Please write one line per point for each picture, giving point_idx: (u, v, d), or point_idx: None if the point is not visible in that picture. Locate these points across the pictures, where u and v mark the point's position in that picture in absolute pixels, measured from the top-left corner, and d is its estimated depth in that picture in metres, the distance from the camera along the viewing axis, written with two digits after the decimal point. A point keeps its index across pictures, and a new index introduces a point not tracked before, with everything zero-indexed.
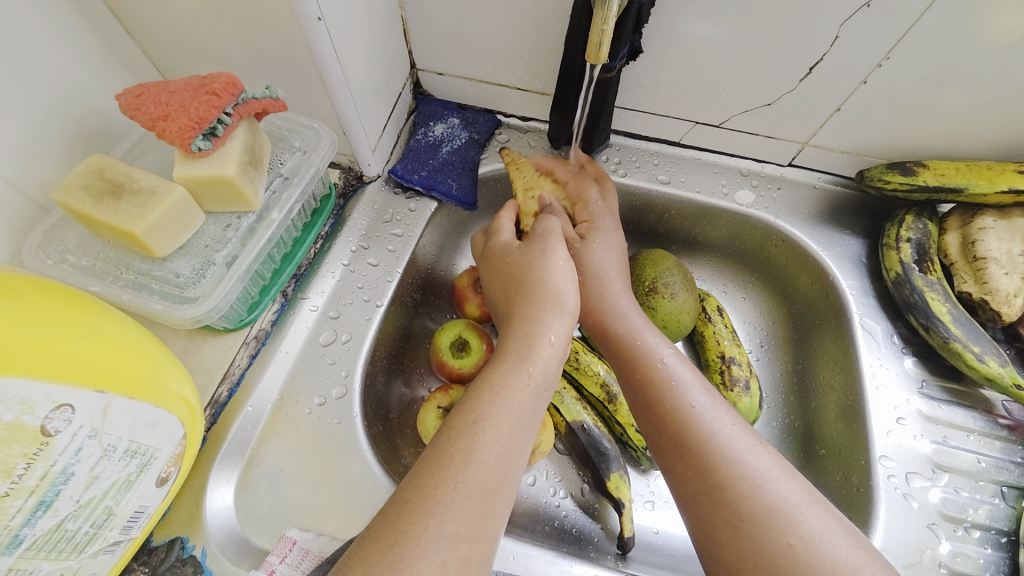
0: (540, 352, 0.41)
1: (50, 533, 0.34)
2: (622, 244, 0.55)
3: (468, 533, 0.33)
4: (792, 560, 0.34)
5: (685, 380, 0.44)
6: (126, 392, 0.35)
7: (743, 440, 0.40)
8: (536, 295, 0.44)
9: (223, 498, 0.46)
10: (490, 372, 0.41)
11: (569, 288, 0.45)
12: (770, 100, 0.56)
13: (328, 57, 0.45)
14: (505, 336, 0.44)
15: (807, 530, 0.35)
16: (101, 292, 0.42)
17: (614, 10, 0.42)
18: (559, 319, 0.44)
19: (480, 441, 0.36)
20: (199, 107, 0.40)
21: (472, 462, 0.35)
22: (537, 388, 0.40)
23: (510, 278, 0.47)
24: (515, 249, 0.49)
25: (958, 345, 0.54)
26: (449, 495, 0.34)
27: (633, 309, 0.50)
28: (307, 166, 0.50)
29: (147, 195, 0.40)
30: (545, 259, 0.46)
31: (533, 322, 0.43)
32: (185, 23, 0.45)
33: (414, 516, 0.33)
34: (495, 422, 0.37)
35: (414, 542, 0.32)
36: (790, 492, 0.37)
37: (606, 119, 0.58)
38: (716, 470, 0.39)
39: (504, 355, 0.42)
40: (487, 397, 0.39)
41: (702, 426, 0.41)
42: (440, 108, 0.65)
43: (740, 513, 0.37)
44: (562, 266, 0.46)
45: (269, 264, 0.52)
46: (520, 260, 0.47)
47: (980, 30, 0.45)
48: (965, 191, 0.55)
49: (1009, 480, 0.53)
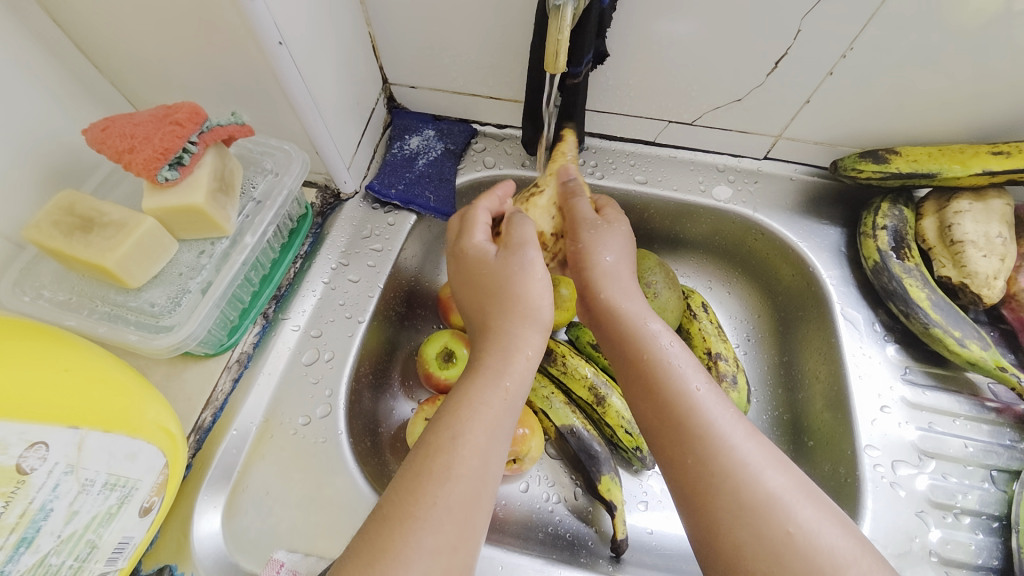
0: (516, 366, 0.42)
1: (34, 569, 0.34)
2: (630, 241, 0.51)
3: (448, 543, 0.34)
4: (792, 547, 0.35)
5: (685, 367, 0.42)
6: (101, 426, 0.36)
7: (741, 429, 0.40)
8: (511, 308, 0.44)
9: (210, 523, 0.46)
10: (468, 384, 0.41)
11: (546, 301, 0.44)
12: (740, 95, 0.56)
13: (293, 78, 0.46)
14: (482, 347, 0.43)
15: (804, 518, 0.36)
16: (77, 326, 0.42)
17: (569, 19, 0.43)
18: (531, 332, 0.43)
19: (458, 455, 0.37)
20: (164, 137, 0.40)
21: (451, 477, 0.36)
22: (514, 401, 0.41)
23: (485, 289, 0.46)
24: (492, 259, 0.47)
25: (938, 330, 0.54)
26: (428, 511, 0.34)
27: (635, 299, 0.47)
28: (279, 188, 0.51)
29: (117, 228, 0.41)
30: (523, 274, 0.45)
31: (509, 336, 0.43)
32: (150, 55, 0.45)
33: (393, 532, 0.33)
34: (474, 435, 0.38)
35: (396, 557, 0.32)
36: (785, 481, 0.37)
37: (578, 124, 0.58)
38: (714, 459, 0.38)
39: (479, 369, 0.41)
40: (464, 412, 0.39)
41: (702, 412, 0.40)
42: (415, 121, 0.66)
43: (739, 502, 0.36)
44: (542, 281, 0.45)
45: (247, 287, 0.53)
46: (494, 273, 0.46)
47: (940, 15, 0.45)
48: (938, 175, 0.55)
49: (998, 464, 0.53)
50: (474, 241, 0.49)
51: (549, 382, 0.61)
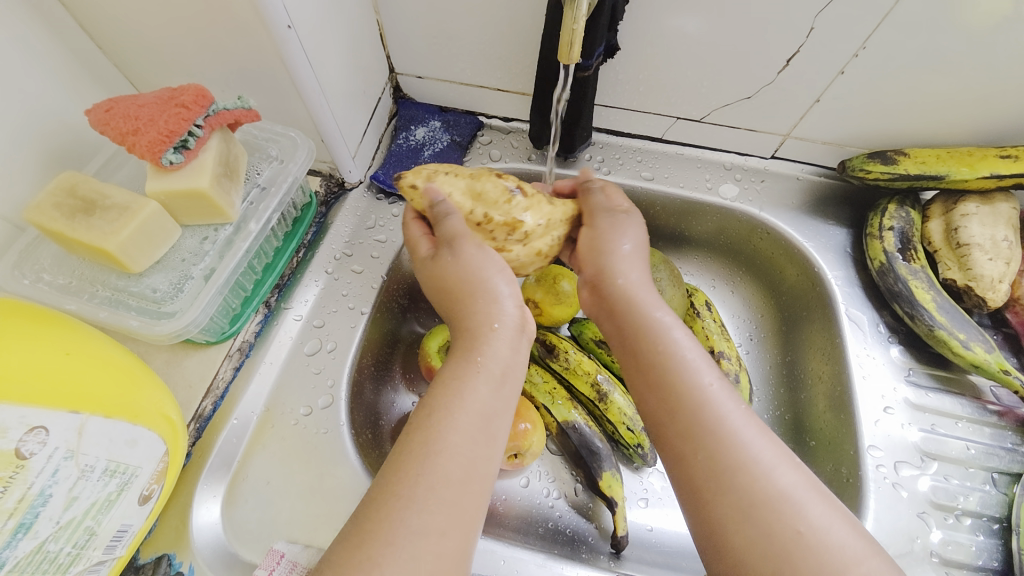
0: (487, 341, 0.41)
1: (32, 555, 0.33)
2: (642, 229, 0.51)
3: (438, 526, 0.33)
4: (802, 546, 0.34)
5: (694, 362, 0.42)
6: (101, 412, 0.35)
7: (752, 426, 0.39)
8: (473, 289, 0.44)
9: (209, 513, 0.45)
10: (450, 365, 0.40)
11: (495, 275, 0.44)
12: (750, 93, 0.56)
13: (301, 63, 0.45)
14: (458, 337, 0.43)
15: (815, 516, 0.35)
16: (76, 310, 0.42)
17: (583, 9, 0.42)
18: (496, 306, 0.43)
19: (441, 434, 0.36)
20: (169, 120, 0.39)
21: (432, 454, 0.35)
22: (488, 375, 0.40)
23: (439, 287, 0.46)
24: (430, 259, 0.46)
25: (943, 332, 0.54)
26: (411, 489, 0.34)
27: (643, 286, 0.47)
28: (285, 176, 0.50)
29: (120, 211, 0.40)
30: (454, 259, 0.45)
31: (473, 314, 0.43)
32: (155, 36, 0.45)
33: (379, 513, 0.33)
34: (453, 415, 0.37)
35: (384, 539, 0.32)
36: (798, 479, 0.37)
37: (587, 117, 0.58)
38: (725, 454, 0.38)
39: (459, 352, 0.41)
40: (443, 393, 0.38)
41: (715, 407, 0.40)
42: (421, 112, 0.65)
43: (750, 499, 0.36)
44: (476, 255, 0.45)
45: (250, 274, 0.52)
46: (436, 269, 0.46)
47: (955, 16, 0.45)
48: (946, 178, 0.55)
49: (999, 466, 0.53)
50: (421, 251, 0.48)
51: (552, 378, 0.61)
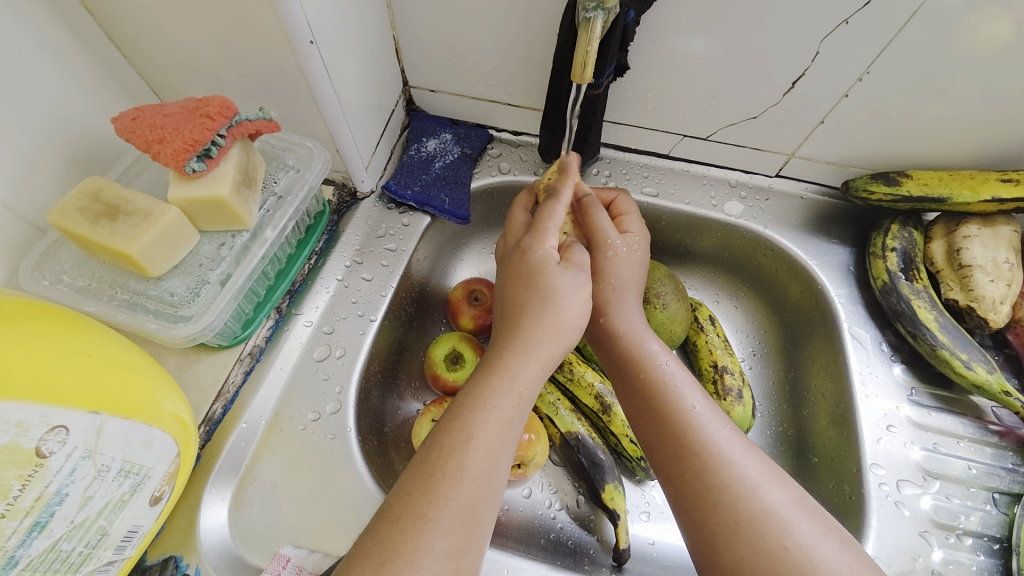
0: (528, 369, 0.42)
1: (45, 554, 0.34)
2: (647, 250, 0.53)
3: (458, 546, 0.35)
4: (788, 563, 0.35)
5: (682, 386, 0.44)
6: (120, 413, 0.36)
7: (738, 445, 0.41)
8: (548, 314, 0.44)
9: (217, 515, 0.46)
10: (487, 381, 0.41)
11: (575, 305, 0.45)
12: (756, 113, 0.57)
13: (320, 76, 0.46)
14: (499, 348, 0.44)
15: (799, 534, 0.37)
16: (96, 312, 0.43)
17: (598, 31, 0.43)
18: (556, 341, 0.44)
19: (471, 458, 0.37)
20: (194, 129, 0.40)
21: (463, 479, 0.36)
22: (525, 406, 0.41)
23: (534, 290, 0.45)
24: (556, 265, 0.46)
25: (946, 352, 0.55)
26: (440, 512, 0.35)
27: (639, 323, 0.49)
28: (301, 184, 0.51)
29: (142, 216, 0.41)
30: (579, 291, 0.45)
31: (530, 337, 0.43)
32: (180, 47, 0.46)
33: (404, 533, 0.34)
34: (485, 438, 0.38)
35: (408, 559, 0.33)
36: (782, 497, 0.38)
37: (596, 134, 0.59)
38: (711, 474, 0.39)
39: (499, 368, 0.42)
40: (478, 413, 0.39)
41: (700, 429, 0.42)
42: (433, 124, 0.66)
43: (736, 516, 0.37)
44: (583, 299, 0.45)
45: (264, 281, 0.53)
46: (550, 279, 0.45)
47: (958, 44, 0.46)
48: (948, 200, 0.56)
49: (1000, 487, 0.53)
50: (542, 238, 0.48)
51: (556, 389, 0.61)
